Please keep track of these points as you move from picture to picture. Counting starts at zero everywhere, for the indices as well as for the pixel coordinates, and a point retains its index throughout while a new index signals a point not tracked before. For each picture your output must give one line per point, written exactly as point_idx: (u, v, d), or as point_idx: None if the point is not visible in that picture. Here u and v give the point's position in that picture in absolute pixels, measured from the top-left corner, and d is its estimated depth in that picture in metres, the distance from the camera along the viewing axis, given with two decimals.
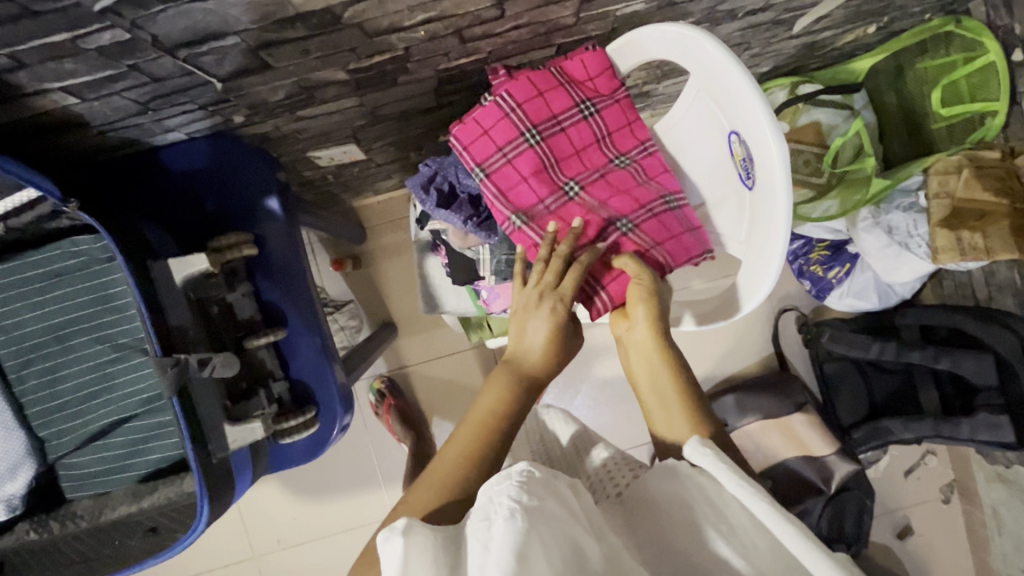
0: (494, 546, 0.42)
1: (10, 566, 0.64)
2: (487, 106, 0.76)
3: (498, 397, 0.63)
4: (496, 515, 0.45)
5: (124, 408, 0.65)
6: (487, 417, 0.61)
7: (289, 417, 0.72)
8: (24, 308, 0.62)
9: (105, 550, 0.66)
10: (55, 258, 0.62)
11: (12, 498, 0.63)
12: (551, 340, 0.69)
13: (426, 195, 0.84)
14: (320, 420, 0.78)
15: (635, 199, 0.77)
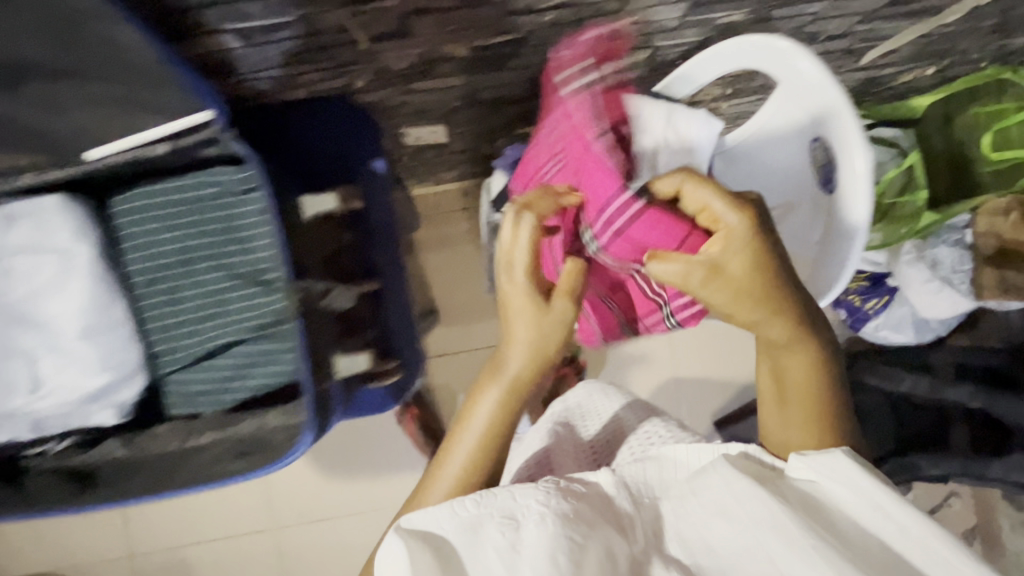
0: (524, 547, 0.50)
1: (106, 473, 0.69)
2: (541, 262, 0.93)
3: (493, 410, 0.64)
4: (523, 518, 0.53)
5: (235, 331, 0.70)
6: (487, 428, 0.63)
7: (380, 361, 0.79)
8: (161, 230, 0.68)
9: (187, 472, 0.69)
10: (193, 186, 0.67)
11: (124, 403, 0.68)
12: (534, 331, 0.64)
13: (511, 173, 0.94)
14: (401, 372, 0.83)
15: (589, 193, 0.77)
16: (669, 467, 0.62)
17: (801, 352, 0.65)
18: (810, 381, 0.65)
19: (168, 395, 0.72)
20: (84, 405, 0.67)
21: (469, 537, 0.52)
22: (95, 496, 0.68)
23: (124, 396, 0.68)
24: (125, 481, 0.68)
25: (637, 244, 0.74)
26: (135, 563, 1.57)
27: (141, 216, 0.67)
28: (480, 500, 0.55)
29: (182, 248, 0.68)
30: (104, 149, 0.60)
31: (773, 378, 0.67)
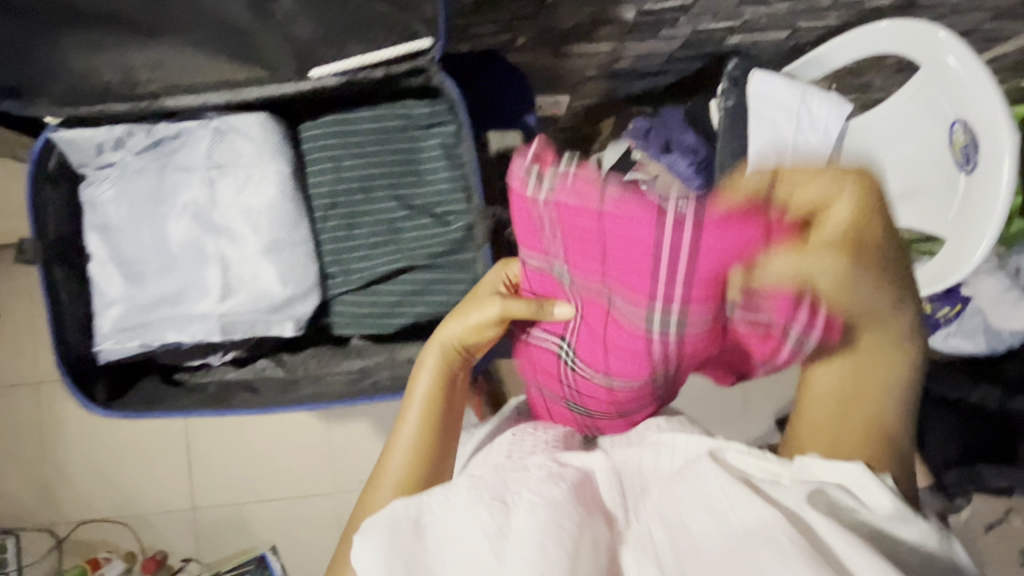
0: (511, 533, 0.45)
1: (261, 385, 0.87)
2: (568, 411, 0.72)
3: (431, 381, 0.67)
4: (512, 501, 0.49)
5: (403, 257, 0.83)
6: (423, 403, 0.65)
7: None
8: (349, 160, 0.81)
9: (341, 381, 0.86)
10: (382, 122, 0.80)
11: (302, 317, 0.81)
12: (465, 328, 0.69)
13: (648, 143, 0.93)
14: None
15: (599, 258, 0.50)
16: (656, 458, 0.57)
17: (862, 393, 0.49)
18: (862, 420, 0.47)
19: (335, 312, 0.86)
20: (271, 315, 0.80)
21: (448, 515, 0.48)
22: (254, 401, 0.86)
23: (305, 308, 0.81)
24: (272, 395, 0.86)
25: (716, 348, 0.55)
26: (197, 516, 1.60)
27: (327, 141, 0.80)
28: (474, 485, 0.51)
29: (362, 175, 0.81)
30: (325, 69, 0.73)
31: (848, 374, 0.49)
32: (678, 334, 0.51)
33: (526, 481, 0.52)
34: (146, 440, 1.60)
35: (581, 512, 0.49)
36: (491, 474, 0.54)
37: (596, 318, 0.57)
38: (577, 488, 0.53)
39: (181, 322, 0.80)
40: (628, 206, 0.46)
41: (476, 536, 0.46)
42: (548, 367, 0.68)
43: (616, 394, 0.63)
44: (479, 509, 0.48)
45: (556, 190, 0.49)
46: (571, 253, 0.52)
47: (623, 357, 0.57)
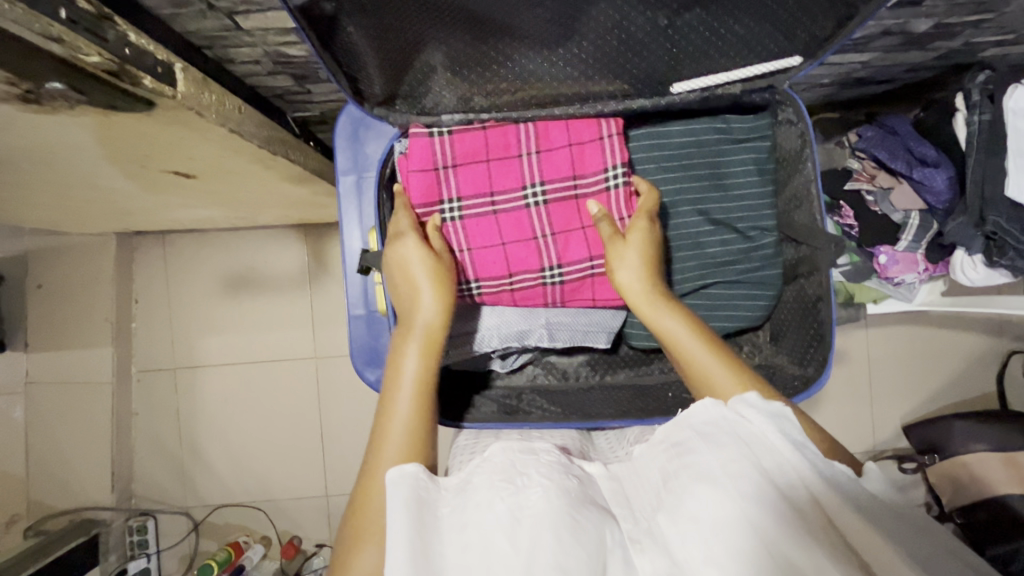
0: (523, 519, 0.45)
1: (514, 399, 0.76)
2: (464, 303, 0.70)
3: (419, 360, 0.58)
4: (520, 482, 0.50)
5: (714, 272, 0.72)
6: (418, 385, 0.56)
7: (813, 344, 0.68)
8: (658, 170, 0.71)
9: (612, 405, 0.75)
10: (698, 132, 0.70)
11: (611, 325, 0.74)
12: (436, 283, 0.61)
13: (887, 154, 0.93)
14: (814, 359, 0.68)
15: (518, 241, 0.67)
16: (647, 464, 0.54)
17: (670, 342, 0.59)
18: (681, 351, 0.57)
19: (631, 333, 0.76)
20: (590, 325, 0.73)
21: (470, 502, 0.47)
22: (507, 416, 0.73)
23: (615, 319, 0.74)
24: (529, 409, 0.74)
25: (566, 222, 0.67)
26: (330, 503, 1.60)
27: (647, 154, 0.71)
28: (482, 465, 0.52)
29: (696, 189, 0.71)
30: (691, 83, 0.63)
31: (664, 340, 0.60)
32: (546, 206, 0.67)
33: (537, 466, 0.53)
34: (280, 428, 1.61)
35: (583, 505, 0.49)
36: (501, 454, 0.54)
37: (489, 235, 0.67)
38: (585, 491, 0.52)
39: (509, 334, 0.72)
40: (486, 132, 0.65)
41: (487, 514, 0.46)
42: (467, 301, 0.69)
43: (521, 293, 0.69)
44: (492, 497, 0.47)
45: (448, 156, 0.64)
46: (464, 178, 0.66)
47: (524, 246, 0.67)
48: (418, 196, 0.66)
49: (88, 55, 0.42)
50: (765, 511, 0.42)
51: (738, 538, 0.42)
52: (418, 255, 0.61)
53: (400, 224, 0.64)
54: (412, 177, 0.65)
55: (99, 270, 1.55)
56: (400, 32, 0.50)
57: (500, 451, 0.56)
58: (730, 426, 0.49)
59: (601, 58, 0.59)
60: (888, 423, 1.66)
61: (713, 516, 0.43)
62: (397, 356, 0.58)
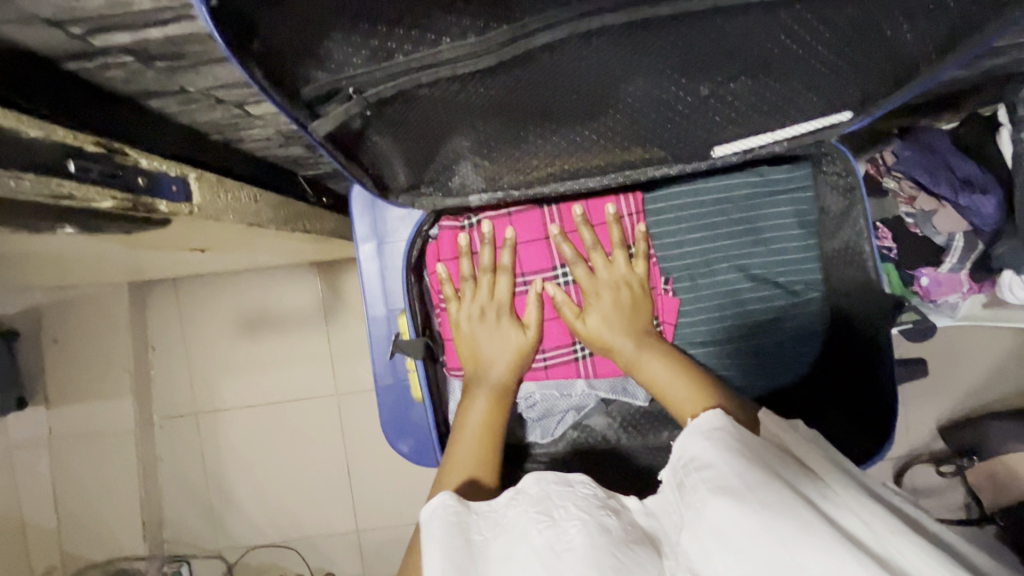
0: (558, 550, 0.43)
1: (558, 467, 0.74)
2: None
3: (484, 410, 0.62)
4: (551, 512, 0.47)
5: (756, 331, 0.70)
6: (480, 432, 0.60)
7: (875, 415, 0.62)
8: (690, 231, 0.69)
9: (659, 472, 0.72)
10: (732, 189, 0.68)
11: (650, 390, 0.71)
12: (516, 353, 0.66)
13: (928, 176, 0.89)
14: (876, 431, 0.62)
15: (550, 319, 0.69)
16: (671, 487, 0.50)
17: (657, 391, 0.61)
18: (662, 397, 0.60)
19: None
20: (627, 386, 0.72)
21: (503, 540, 0.46)
22: None
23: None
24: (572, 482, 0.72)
25: None
26: (362, 538, 1.59)
27: (681, 214, 0.68)
28: (511, 499, 0.49)
29: (732, 247, 0.69)
30: (732, 146, 0.59)
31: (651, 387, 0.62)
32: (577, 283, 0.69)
33: (571, 496, 0.49)
34: (308, 465, 1.60)
35: (626, 544, 0.45)
36: (529, 482, 0.51)
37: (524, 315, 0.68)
38: (621, 523, 0.48)
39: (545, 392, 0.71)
40: (514, 218, 0.68)
41: (522, 550, 0.44)
42: None
43: (554, 368, 0.70)
44: (525, 527, 0.46)
45: (477, 241, 0.68)
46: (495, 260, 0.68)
47: (557, 322, 0.69)
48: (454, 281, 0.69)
49: (103, 201, 0.39)
50: (788, 517, 0.38)
51: (765, 547, 0.38)
52: (488, 326, 0.66)
53: (501, 294, 0.66)
54: (447, 266, 0.68)
55: (115, 320, 1.54)
56: (427, 132, 0.47)
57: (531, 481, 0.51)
58: (737, 436, 0.48)
59: (638, 128, 0.55)
60: (923, 424, 1.62)
61: (746, 531, 0.39)
62: (464, 405, 0.63)
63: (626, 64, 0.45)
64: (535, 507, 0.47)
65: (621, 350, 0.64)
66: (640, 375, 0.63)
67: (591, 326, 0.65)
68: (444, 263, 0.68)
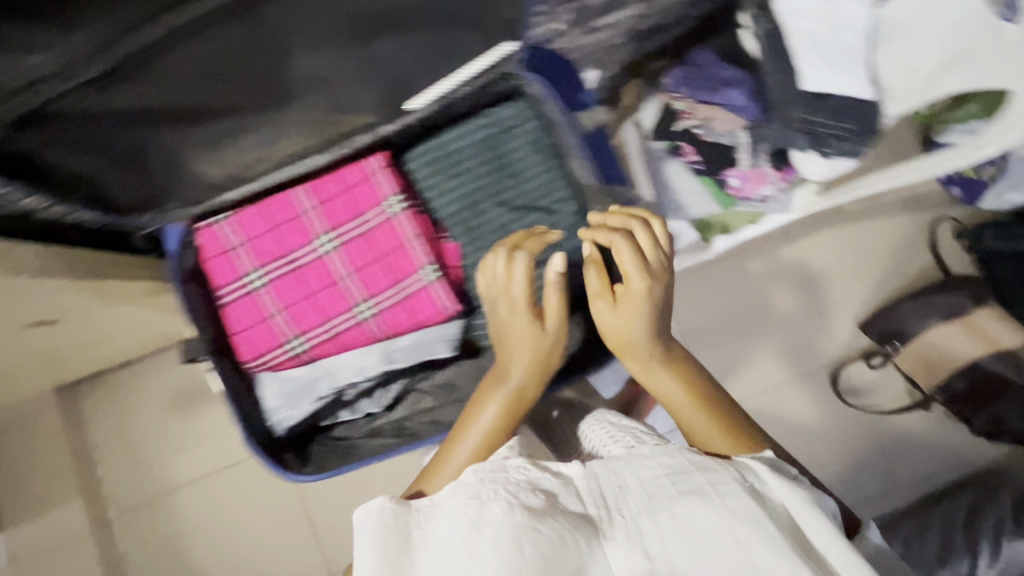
0: (485, 529, 0.50)
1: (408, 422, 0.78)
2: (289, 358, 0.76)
3: (495, 413, 0.70)
4: (484, 499, 0.54)
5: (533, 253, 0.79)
6: (492, 428, 0.69)
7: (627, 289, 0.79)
8: (449, 180, 0.79)
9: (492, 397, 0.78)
10: (464, 132, 0.76)
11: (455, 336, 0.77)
12: (533, 354, 0.71)
13: (691, 89, 0.98)
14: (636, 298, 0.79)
15: (323, 290, 0.75)
16: (629, 469, 0.56)
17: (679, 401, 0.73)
18: (688, 403, 0.72)
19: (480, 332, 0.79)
20: (423, 340, 0.75)
21: (436, 525, 0.54)
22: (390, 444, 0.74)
23: (454, 329, 0.76)
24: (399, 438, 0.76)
25: (356, 258, 0.75)
26: None
27: (429, 166, 0.78)
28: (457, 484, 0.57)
29: (487, 184, 0.79)
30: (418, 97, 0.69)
31: (673, 387, 0.73)
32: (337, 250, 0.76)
33: (504, 480, 0.56)
34: (267, 522, 1.61)
35: (549, 518, 0.51)
36: (470, 475, 0.58)
37: (297, 291, 0.76)
38: (552, 501, 0.54)
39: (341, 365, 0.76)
40: (264, 208, 0.75)
41: (456, 534, 0.52)
42: (290, 354, 0.75)
43: (343, 335, 0.75)
44: (459, 516, 0.53)
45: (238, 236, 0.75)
46: (258, 249, 0.75)
47: (328, 291, 0.75)
48: (223, 278, 0.75)
49: None
50: (752, 527, 0.49)
51: (727, 560, 0.48)
52: (522, 328, 0.71)
53: (503, 295, 0.71)
54: (215, 264, 0.75)
55: (52, 428, 1.59)
56: (117, 143, 0.59)
57: (473, 471, 0.59)
58: (720, 469, 0.54)
59: (328, 99, 0.64)
60: (843, 326, 1.66)
61: (701, 535, 0.49)
62: (483, 398, 0.71)
63: (250, 45, 0.53)
64: (470, 494, 0.55)
65: (651, 355, 0.73)
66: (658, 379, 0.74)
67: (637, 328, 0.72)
68: (211, 261, 0.75)
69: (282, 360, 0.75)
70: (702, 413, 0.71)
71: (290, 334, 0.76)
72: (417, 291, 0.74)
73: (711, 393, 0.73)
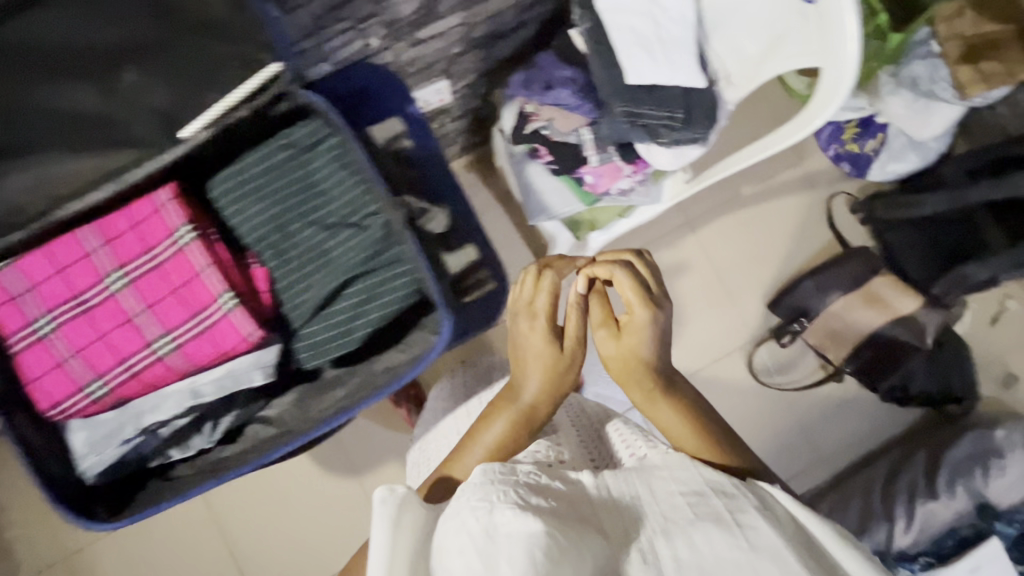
0: (498, 535, 0.47)
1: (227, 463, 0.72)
2: (87, 401, 0.68)
3: (501, 428, 0.73)
4: (497, 502, 0.50)
5: (343, 271, 0.74)
6: (495, 444, 0.72)
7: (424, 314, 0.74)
8: (253, 201, 0.74)
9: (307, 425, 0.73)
10: (270, 154, 0.73)
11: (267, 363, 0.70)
12: (546, 374, 0.73)
13: (529, 91, 0.98)
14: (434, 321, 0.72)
15: (116, 327, 0.68)
16: (666, 480, 0.55)
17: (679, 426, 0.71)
18: (691, 429, 0.70)
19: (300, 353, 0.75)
20: (224, 376, 0.69)
21: (449, 522, 0.51)
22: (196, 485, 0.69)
23: (267, 356, 0.69)
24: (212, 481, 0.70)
25: (146, 293, 0.68)
26: None
27: (240, 190, 0.74)
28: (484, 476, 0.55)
29: (296, 205, 0.74)
30: (191, 124, 0.65)
31: (669, 408, 0.73)
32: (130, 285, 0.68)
33: (512, 485, 0.54)
34: None
35: (570, 530, 0.48)
36: (484, 475, 0.55)
37: (84, 333, 0.68)
38: (566, 511, 0.52)
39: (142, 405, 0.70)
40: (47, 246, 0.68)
41: (466, 533, 0.48)
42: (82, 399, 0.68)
43: (140, 373, 0.68)
44: (471, 515, 0.50)
45: (22, 280, 0.67)
46: (45, 292, 0.67)
47: (119, 328, 0.68)
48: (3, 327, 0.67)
49: None
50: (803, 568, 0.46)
51: None
52: (539, 345, 0.74)
53: (540, 310, 0.74)
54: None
55: None
56: None
57: (484, 471, 0.56)
58: (737, 494, 0.51)
59: (86, 132, 0.61)
60: (753, 309, 1.68)
61: (716, 563, 0.45)
62: (493, 413, 0.75)
63: None
64: (480, 495, 0.51)
65: (653, 380, 0.73)
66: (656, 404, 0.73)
67: (630, 345, 0.73)
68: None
69: (68, 400, 0.68)
70: (697, 438, 0.69)
71: (82, 377, 0.68)
72: (214, 321, 0.67)
73: (712, 423, 0.71)
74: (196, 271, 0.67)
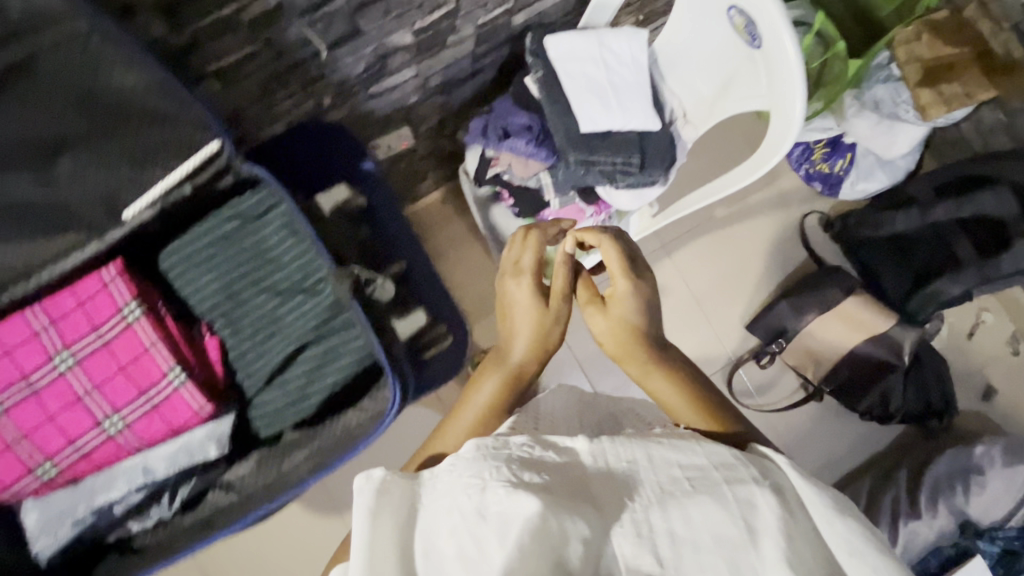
0: (490, 519, 0.43)
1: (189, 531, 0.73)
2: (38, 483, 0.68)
3: (492, 389, 0.67)
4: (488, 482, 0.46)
5: (298, 337, 0.75)
6: (482, 411, 0.65)
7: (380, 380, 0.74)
8: (202, 272, 0.74)
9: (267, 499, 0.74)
10: (218, 222, 0.73)
11: (221, 435, 0.71)
12: (537, 330, 0.68)
13: (487, 138, 0.98)
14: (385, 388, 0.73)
15: (66, 408, 0.68)
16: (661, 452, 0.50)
17: (673, 396, 0.66)
18: (689, 399, 0.65)
19: (256, 422, 0.75)
20: (180, 450, 0.70)
21: (438, 507, 0.47)
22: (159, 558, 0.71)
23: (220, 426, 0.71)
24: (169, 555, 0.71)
25: (96, 372, 0.69)
26: None
27: (186, 262, 0.74)
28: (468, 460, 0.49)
29: (245, 274, 0.74)
30: (135, 206, 0.66)
31: (664, 374, 0.67)
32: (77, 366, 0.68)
33: (506, 460, 0.48)
34: None
35: (568, 511, 0.43)
36: (473, 451, 0.50)
37: (32, 415, 0.67)
38: (559, 485, 0.46)
39: (98, 484, 0.71)
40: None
41: (459, 520, 0.44)
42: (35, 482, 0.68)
43: (92, 454, 0.69)
44: (464, 497, 0.45)
45: None
46: None
47: (69, 410, 0.68)
48: None
49: None
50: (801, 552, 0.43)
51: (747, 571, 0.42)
52: (526, 300, 0.69)
53: (526, 271, 0.71)
54: None
55: None
56: None
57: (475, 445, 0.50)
58: (735, 465, 0.49)
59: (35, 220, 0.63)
60: (732, 329, 1.68)
61: (709, 541, 0.43)
62: (479, 376, 0.68)
63: None
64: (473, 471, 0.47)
65: (648, 344, 0.69)
66: (651, 370, 0.68)
67: (620, 307, 0.69)
68: None
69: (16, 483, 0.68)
70: (694, 406, 0.65)
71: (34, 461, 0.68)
72: (168, 395, 0.69)
73: (706, 391, 0.67)
74: (145, 350, 0.68)
